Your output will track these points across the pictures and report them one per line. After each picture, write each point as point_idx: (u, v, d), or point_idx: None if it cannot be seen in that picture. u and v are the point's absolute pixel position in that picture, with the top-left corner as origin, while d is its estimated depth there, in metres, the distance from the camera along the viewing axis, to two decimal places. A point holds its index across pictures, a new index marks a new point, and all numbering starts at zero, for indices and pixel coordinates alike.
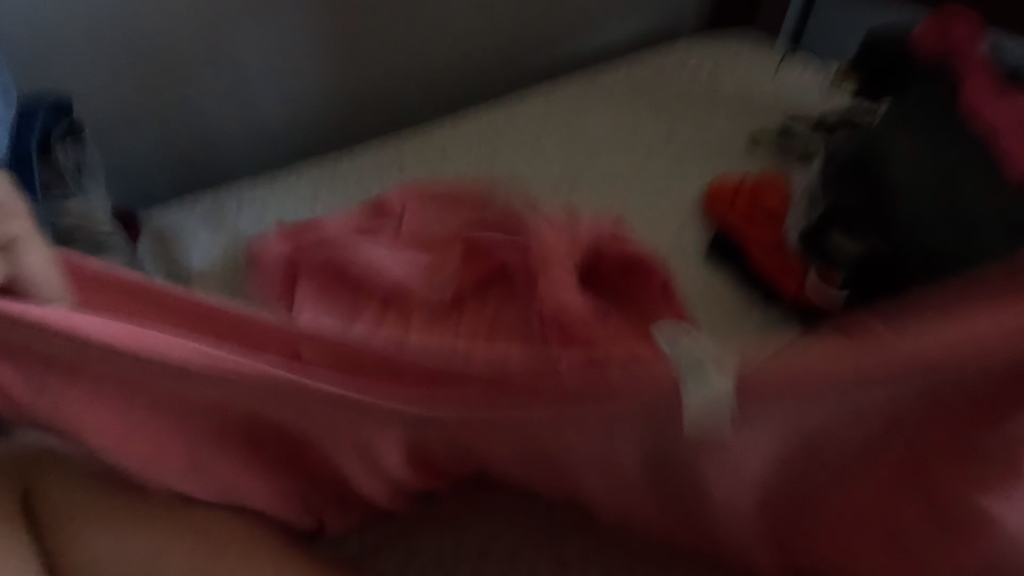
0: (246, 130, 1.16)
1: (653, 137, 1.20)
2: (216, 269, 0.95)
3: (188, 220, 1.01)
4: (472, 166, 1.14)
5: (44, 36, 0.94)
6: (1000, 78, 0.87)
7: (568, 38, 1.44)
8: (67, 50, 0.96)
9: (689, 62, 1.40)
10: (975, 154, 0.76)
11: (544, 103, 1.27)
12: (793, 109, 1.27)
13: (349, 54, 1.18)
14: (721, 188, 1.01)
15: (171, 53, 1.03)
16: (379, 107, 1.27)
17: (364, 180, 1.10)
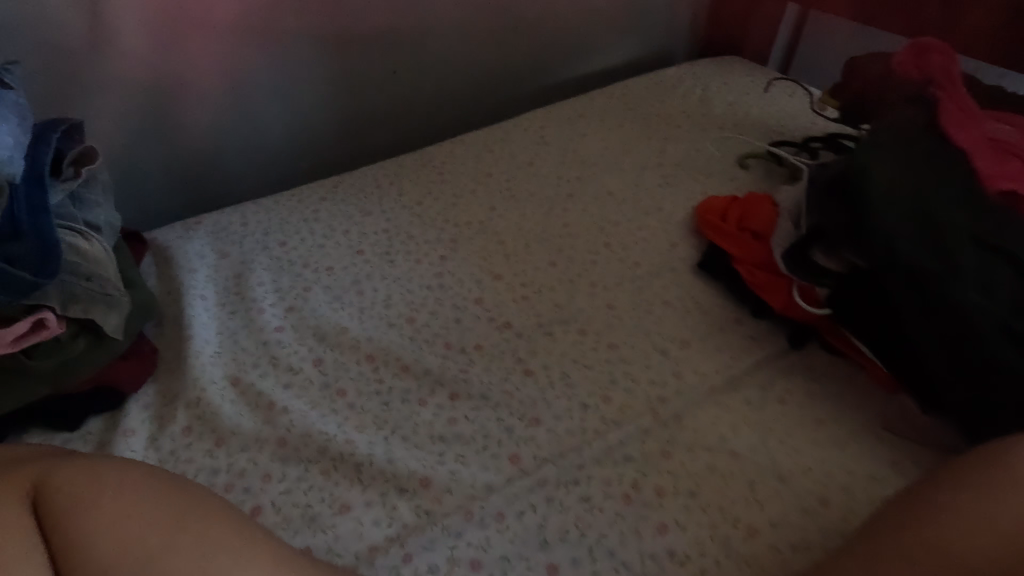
0: (250, 152, 1.19)
1: (645, 159, 1.24)
2: (216, 286, 0.96)
3: (190, 238, 1.03)
4: (469, 184, 1.18)
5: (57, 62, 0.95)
6: (975, 103, 0.91)
7: (563, 64, 1.50)
8: (79, 77, 0.98)
9: (680, 88, 1.45)
10: (947, 178, 0.81)
11: (539, 126, 1.32)
12: (781, 132, 1.31)
13: (352, 79, 1.23)
14: (711, 207, 1.04)
15: (181, 78, 1.06)
16: (381, 131, 1.32)
17: (364, 200, 1.13)
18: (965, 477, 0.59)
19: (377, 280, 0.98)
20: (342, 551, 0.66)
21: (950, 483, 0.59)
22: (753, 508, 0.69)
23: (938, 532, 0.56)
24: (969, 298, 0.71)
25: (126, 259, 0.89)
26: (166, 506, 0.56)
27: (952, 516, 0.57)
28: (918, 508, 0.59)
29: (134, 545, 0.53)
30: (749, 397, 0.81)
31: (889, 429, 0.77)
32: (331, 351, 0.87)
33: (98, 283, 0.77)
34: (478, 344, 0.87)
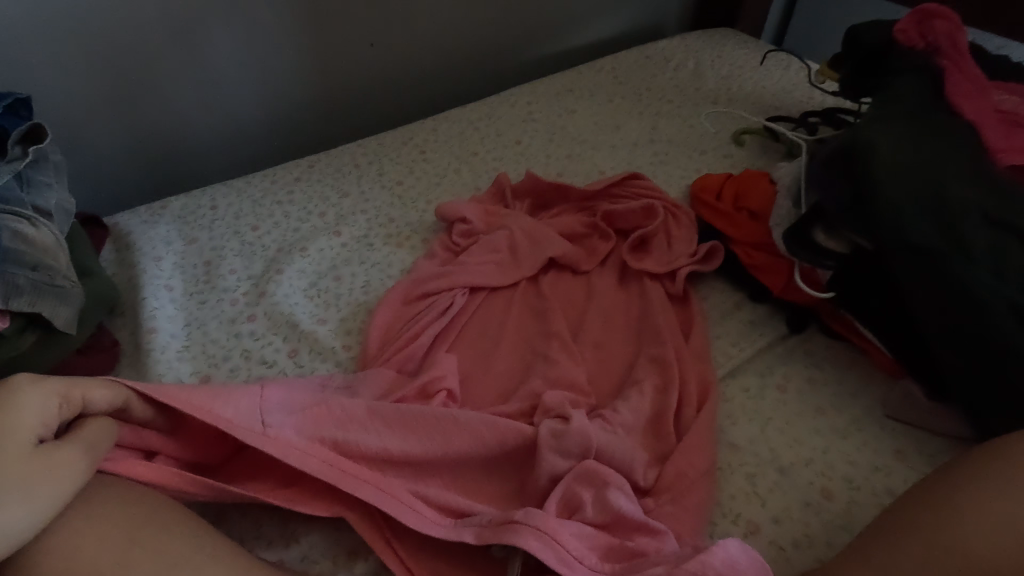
0: (219, 131, 1.13)
1: (636, 136, 1.19)
2: (183, 275, 0.90)
3: (154, 223, 0.97)
4: (452, 164, 1.12)
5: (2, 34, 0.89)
6: (982, 74, 0.87)
7: (550, 36, 1.43)
8: (27, 50, 0.91)
9: (672, 61, 1.40)
10: (957, 154, 0.77)
11: (526, 101, 1.26)
12: (776, 107, 1.26)
13: (327, 52, 1.16)
14: (706, 185, 0.99)
15: (139, 51, 0.99)
16: (360, 107, 1.25)
17: (341, 180, 1.07)
18: (989, 463, 0.54)
19: (355, 265, 0.93)
20: (318, 557, 0.60)
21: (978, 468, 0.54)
22: (752, 502, 0.66)
23: (968, 524, 0.51)
24: (981, 276, 0.67)
25: (83, 246, 0.83)
26: (120, 519, 0.50)
27: (985, 507, 0.51)
28: (943, 492, 0.54)
29: (83, 563, 0.47)
30: (746, 385, 0.77)
31: (892, 416, 0.74)
32: (307, 343, 0.82)
33: (46, 273, 0.70)
34: (462, 333, 0.83)
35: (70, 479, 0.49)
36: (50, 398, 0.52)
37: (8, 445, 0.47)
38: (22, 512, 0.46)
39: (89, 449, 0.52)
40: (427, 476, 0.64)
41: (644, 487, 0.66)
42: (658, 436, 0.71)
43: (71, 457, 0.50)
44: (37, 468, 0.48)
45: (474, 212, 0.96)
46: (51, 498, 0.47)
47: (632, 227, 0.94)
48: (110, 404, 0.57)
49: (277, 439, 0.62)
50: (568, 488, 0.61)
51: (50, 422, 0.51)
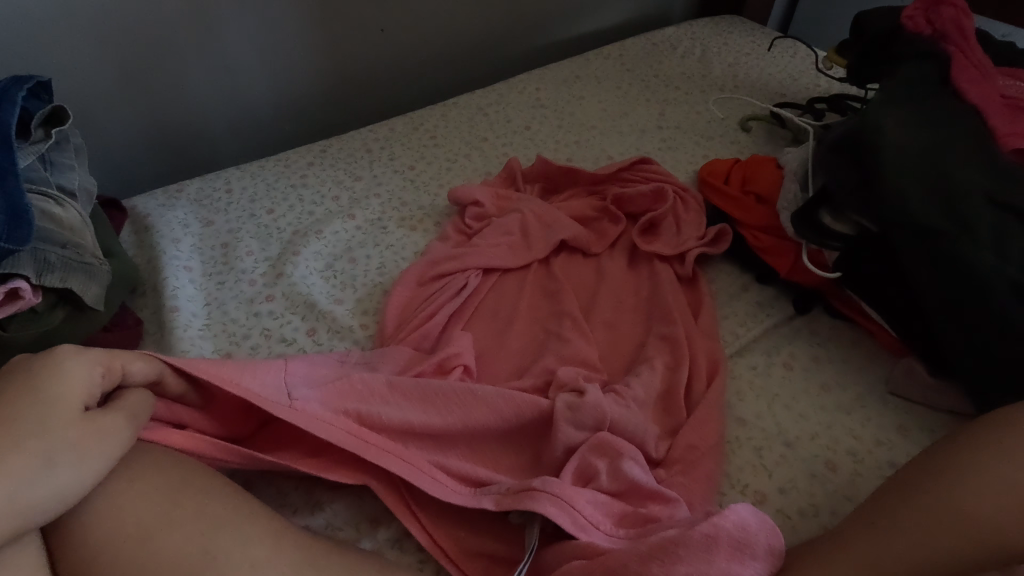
0: (233, 116, 1.14)
1: (644, 121, 1.20)
2: (201, 256, 0.92)
3: (172, 206, 0.99)
4: (463, 149, 1.13)
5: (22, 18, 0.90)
6: (986, 58, 0.89)
7: (557, 23, 1.44)
8: (45, 34, 0.92)
9: (679, 47, 1.41)
10: (962, 138, 0.78)
11: (534, 88, 1.27)
12: (782, 93, 1.27)
13: (339, 37, 1.17)
14: (713, 170, 1.01)
15: (154, 35, 1.00)
16: (371, 93, 1.27)
17: (354, 164, 1.08)
18: (990, 432, 0.56)
19: (369, 247, 0.95)
20: (343, 524, 0.62)
21: (975, 437, 0.56)
22: (760, 474, 0.68)
23: (969, 489, 0.53)
24: (984, 256, 0.68)
25: (105, 227, 0.85)
26: (159, 484, 0.52)
27: (987, 474, 0.53)
28: (941, 458, 0.56)
29: (130, 523, 0.50)
30: (754, 363, 0.79)
31: (894, 392, 0.76)
32: (324, 323, 0.84)
33: (74, 250, 0.72)
34: (475, 312, 0.85)
35: (114, 444, 0.52)
36: (94, 369, 0.54)
37: (58, 412, 0.50)
38: (71, 474, 0.48)
39: (131, 417, 0.54)
40: (446, 448, 0.67)
41: (655, 458, 0.68)
42: (667, 411, 0.73)
43: (115, 424, 0.53)
44: (85, 432, 0.50)
45: (486, 196, 0.98)
46: (96, 462, 0.50)
47: (642, 211, 0.96)
48: (146, 376, 0.59)
49: (301, 413, 0.64)
50: (582, 458, 0.64)
51: (93, 391, 0.53)
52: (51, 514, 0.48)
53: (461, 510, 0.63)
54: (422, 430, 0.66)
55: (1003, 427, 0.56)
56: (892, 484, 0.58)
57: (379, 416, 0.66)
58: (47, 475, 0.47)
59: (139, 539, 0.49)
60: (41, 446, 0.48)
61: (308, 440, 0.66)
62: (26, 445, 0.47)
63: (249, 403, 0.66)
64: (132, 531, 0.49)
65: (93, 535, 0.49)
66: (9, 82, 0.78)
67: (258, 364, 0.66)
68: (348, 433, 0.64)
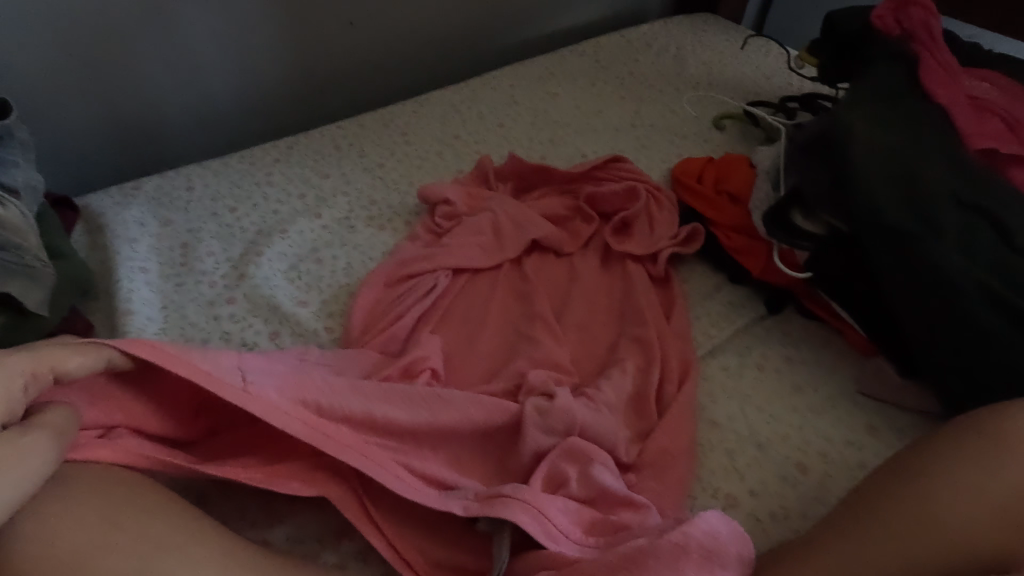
0: (194, 110, 1.10)
1: (619, 119, 1.19)
2: (158, 256, 0.88)
3: (128, 204, 0.95)
4: (434, 146, 1.11)
5: None
6: (954, 60, 0.89)
7: (532, 19, 1.42)
8: None
9: (654, 45, 1.40)
10: (930, 138, 0.79)
11: (508, 84, 1.25)
12: (756, 92, 1.27)
13: (305, 29, 1.13)
14: (687, 169, 1.00)
15: (105, 23, 0.95)
16: (341, 88, 1.23)
17: (321, 161, 1.05)
18: (953, 433, 0.56)
19: (336, 247, 0.92)
20: (303, 537, 0.60)
21: (938, 438, 0.56)
22: (732, 477, 0.68)
23: (932, 491, 0.53)
24: (951, 256, 0.69)
25: (53, 227, 0.81)
26: (99, 502, 0.49)
27: (949, 476, 0.53)
28: (907, 460, 0.56)
29: (68, 545, 0.46)
30: (726, 364, 0.79)
31: (864, 392, 0.76)
32: (288, 327, 0.81)
33: (15, 253, 0.68)
34: (445, 313, 0.82)
35: (38, 464, 0.47)
36: (14, 380, 0.50)
37: None
38: None
39: (56, 434, 0.51)
40: (412, 445, 0.64)
41: (627, 462, 0.67)
42: (639, 414, 0.72)
43: (38, 441, 0.48)
44: (4, 449, 0.46)
45: (457, 194, 0.95)
46: (22, 479, 0.46)
47: (615, 210, 0.94)
48: (85, 371, 0.55)
49: (254, 397, 0.61)
50: (553, 464, 0.62)
51: (14, 404, 0.49)
52: None
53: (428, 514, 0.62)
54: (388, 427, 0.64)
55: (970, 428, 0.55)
56: (860, 487, 0.57)
57: (341, 411, 0.64)
58: None
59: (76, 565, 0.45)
60: None
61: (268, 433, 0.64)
62: None
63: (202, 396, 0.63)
64: (64, 557, 0.46)
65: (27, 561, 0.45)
66: None
67: (208, 354, 0.63)
68: (308, 426, 0.61)
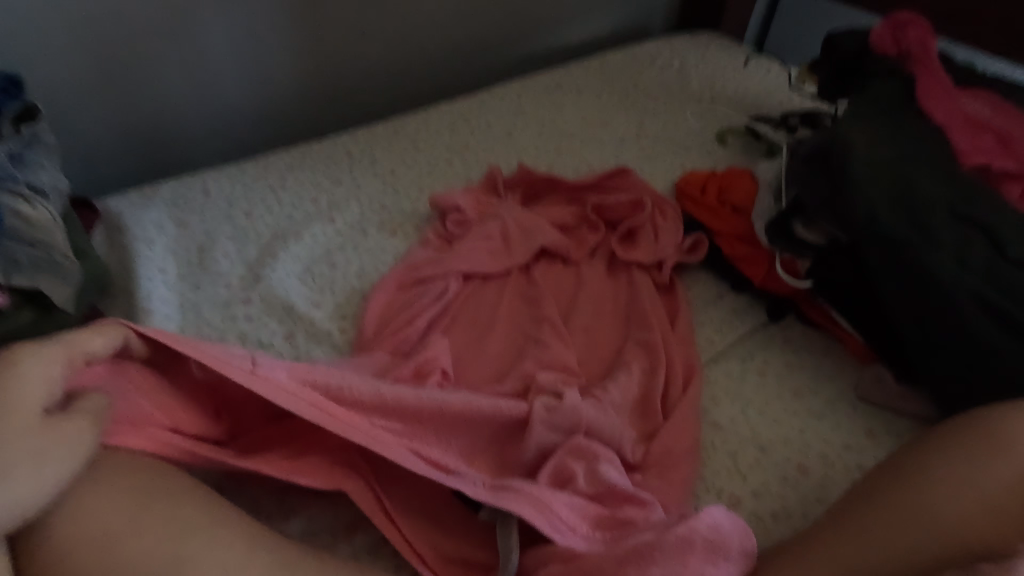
0: (210, 116, 1.12)
1: (623, 131, 1.22)
2: (176, 257, 0.91)
3: (146, 207, 0.97)
4: (444, 155, 1.14)
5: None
6: (950, 78, 0.92)
7: (539, 34, 1.46)
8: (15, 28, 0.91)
9: (658, 60, 1.43)
10: (927, 154, 0.81)
11: (515, 96, 1.29)
12: (757, 108, 1.30)
13: (319, 40, 1.16)
14: (691, 180, 1.03)
15: (129, 32, 0.99)
16: (353, 97, 1.26)
17: (334, 168, 1.08)
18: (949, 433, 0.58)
19: (349, 251, 0.94)
20: (318, 531, 0.62)
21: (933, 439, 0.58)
22: (734, 478, 0.70)
23: (927, 489, 0.55)
24: (946, 265, 0.71)
25: (76, 228, 0.83)
26: (128, 487, 0.52)
27: (943, 475, 0.55)
28: (904, 461, 0.58)
29: (96, 527, 0.49)
30: (729, 369, 0.81)
31: (863, 398, 0.78)
32: (302, 327, 0.83)
33: (43, 250, 0.71)
34: (455, 316, 0.85)
35: (72, 450, 0.50)
36: (53, 367, 0.53)
37: (12, 416, 0.49)
38: (28, 483, 0.47)
39: (94, 419, 0.53)
40: (422, 436, 0.66)
41: (632, 462, 0.69)
42: (644, 416, 0.74)
43: (76, 427, 0.52)
44: (45, 437, 0.49)
45: (467, 201, 0.98)
46: (57, 466, 0.49)
47: (621, 218, 0.97)
48: (107, 351, 0.58)
49: (265, 379, 0.62)
50: (560, 462, 0.64)
51: (53, 392, 0.52)
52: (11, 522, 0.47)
53: (438, 503, 0.63)
54: (398, 417, 0.65)
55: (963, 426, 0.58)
56: (858, 487, 0.59)
57: (351, 402, 0.65)
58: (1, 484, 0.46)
59: (107, 546, 0.49)
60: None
61: (285, 422, 0.66)
62: None
63: (220, 386, 0.65)
64: (98, 535, 0.49)
65: (63, 539, 0.49)
66: None
67: (221, 347, 0.65)
68: (320, 413, 0.62)
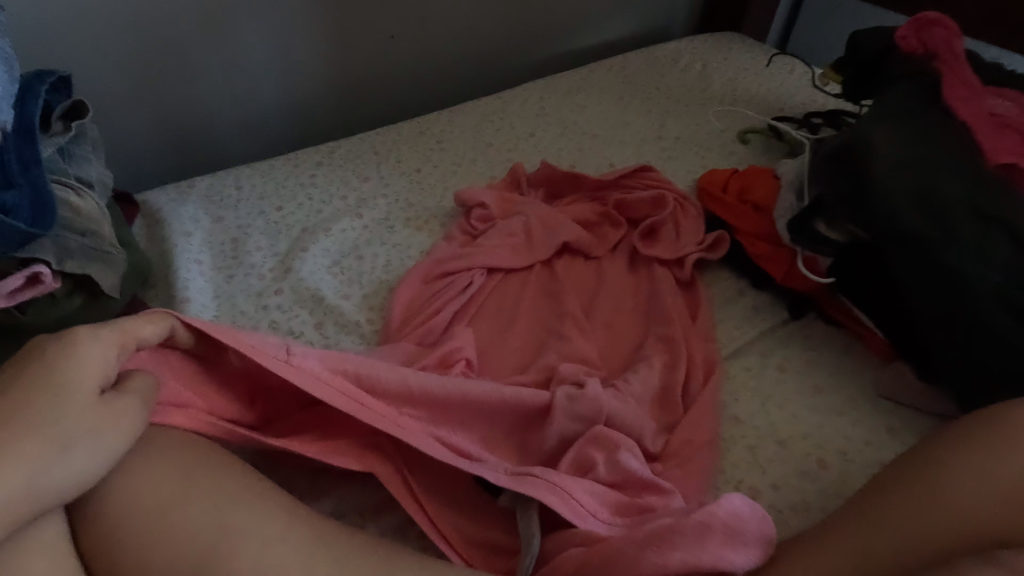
0: (243, 115, 1.16)
1: (645, 131, 1.24)
2: (211, 250, 0.94)
3: (183, 201, 1.01)
4: (469, 154, 1.16)
5: (43, 14, 0.93)
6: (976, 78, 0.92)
7: (562, 35, 1.48)
8: (64, 30, 0.95)
9: (680, 61, 1.44)
10: (953, 153, 0.82)
11: (539, 96, 1.31)
12: (780, 108, 1.30)
13: (349, 42, 1.20)
14: (712, 179, 1.04)
15: (169, 33, 1.03)
16: (380, 97, 1.29)
17: (362, 165, 1.11)
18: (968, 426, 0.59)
19: (376, 245, 0.97)
20: (347, 511, 0.64)
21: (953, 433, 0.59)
22: (754, 470, 0.71)
23: (947, 481, 0.55)
24: (969, 263, 0.71)
25: (120, 220, 0.87)
26: (175, 460, 0.56)
27: (962, 467, 0.55)
28: (924, 454, 0.59)
29: (148, 495, 0.53)
30: (749, 365, 0.82)
31: (884, 395, 0.78)
32: (331, 318, 0.86)
33: (93, 239, 0.74)
34: (479, 309, 0.87)
35: (124, 428, 0.54)
36: (108, 349, 0.56)
37: (72, 395, 0.52)
38: (87, 458, 0.51)
39: (143, 400, 0.57)
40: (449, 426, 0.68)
41: (652, 452, 0.71)
42: (664, 409, 0.75)
43: (127, 406, 0.55)
44: (101, 415, 0.53)
45: (492, 198, 1.00)
46: (114, 443, 0.53)
47: (643, 216, 0.98)
48: (158, 336, 0.61)
49: (299, 368, 0.65)
50: (580, 451, 0.66)
51: (108, 372, 0.55)
52: (72, 492, 0.51)
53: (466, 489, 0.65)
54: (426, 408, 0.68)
55: (976, 419, 0.59)
56: (877, 478, 0.60)
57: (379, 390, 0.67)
58: (63, 457, 0.50)
59: (157, 513, 0.52)
60: (56, 431, 0.50)
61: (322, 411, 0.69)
62: (43, 432, 0.49)
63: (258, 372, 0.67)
64: (149, 503, 0.53)
65: (116, 506, 0.53)
66: (32, 76, 0.80)
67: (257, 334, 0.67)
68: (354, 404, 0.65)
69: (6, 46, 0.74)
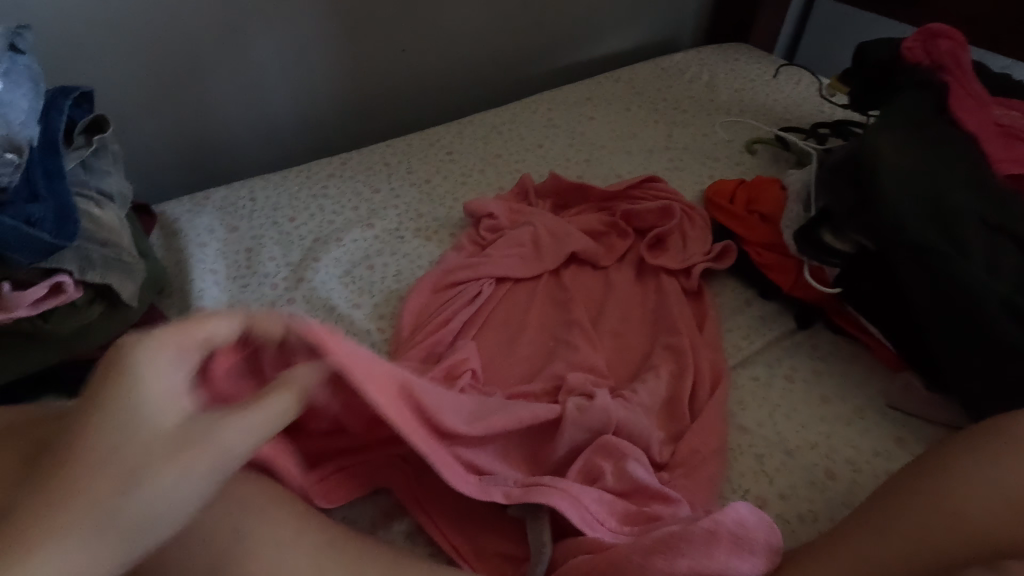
0: (257, 128, 1.19)
1: (652, 142, 1.25)
2: (226, 260, 0.96)
3: (198, 212, 1.03)
4: (477, 165, 1.18)
5: (64, 34, 0.96)
6: (984, 89, 0.93)
7: (570, 48, 1.50)
8: (85, 49, 0.98)
9: (687, 72, 1.46)
10: (961, 162, 0.82)
11: (547, 107, 1.32)
12: (786, 118, 1.31)
13: (361, 56, 1.22)
14: (719, 190, 1.04)
15: (187, 49, 1.06)
16: (391, 110, 1.32)
17: (373, 177, 1.13)
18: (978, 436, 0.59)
19: (386, 255, 0.99)
20: (357, 519, 0.66)
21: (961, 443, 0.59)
22: (761, 480, 0.71)
23: (955, 490, 0.55)
24: (977, 273, 0.72)
25: (138, 231, 0.89)
26: None
27: (967, 475, 0.56)
28: (930, 464, 0.59)
29: None
30: (756, 374, 0.82)
31: (892, 405, 0.78)
32: (342, 325, 0.87)
33: (113, 250, 0.76)
34: (489, 318, 0.88)
35: (231, 446, 0.48)
36: (166, 356, 0.49)
37: (142, 412, 0.46)
38: (181, 480, 0.45)
39: (259, 400, 0.51)
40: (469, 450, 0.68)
41: (660, 461, 0.71)
42: (671, 418, 0.76)
43: (221, 420, 0.48)
44: (179, 435, 0.46)
45: (500, 209, 1.02)
46: (201, 469, 0.46)
47: (650, 226, 0.99)
48: (229, 332, 0.55)
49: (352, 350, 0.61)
50: (590, 458, 0.67)
51: (178, 380, 0.49)
52: (177, 521, 0.45)
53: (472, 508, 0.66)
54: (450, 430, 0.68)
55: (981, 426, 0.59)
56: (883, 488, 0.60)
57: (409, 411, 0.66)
58: (132, 492, 0.43)
59: None
60: (131, 457, 0.44)
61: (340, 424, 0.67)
62: (113, 458, 0.44)
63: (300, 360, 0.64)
64: None
65: None
66: (56, 91, 0.82)
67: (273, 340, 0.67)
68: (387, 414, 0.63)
69: (33, 63, 0.77)
